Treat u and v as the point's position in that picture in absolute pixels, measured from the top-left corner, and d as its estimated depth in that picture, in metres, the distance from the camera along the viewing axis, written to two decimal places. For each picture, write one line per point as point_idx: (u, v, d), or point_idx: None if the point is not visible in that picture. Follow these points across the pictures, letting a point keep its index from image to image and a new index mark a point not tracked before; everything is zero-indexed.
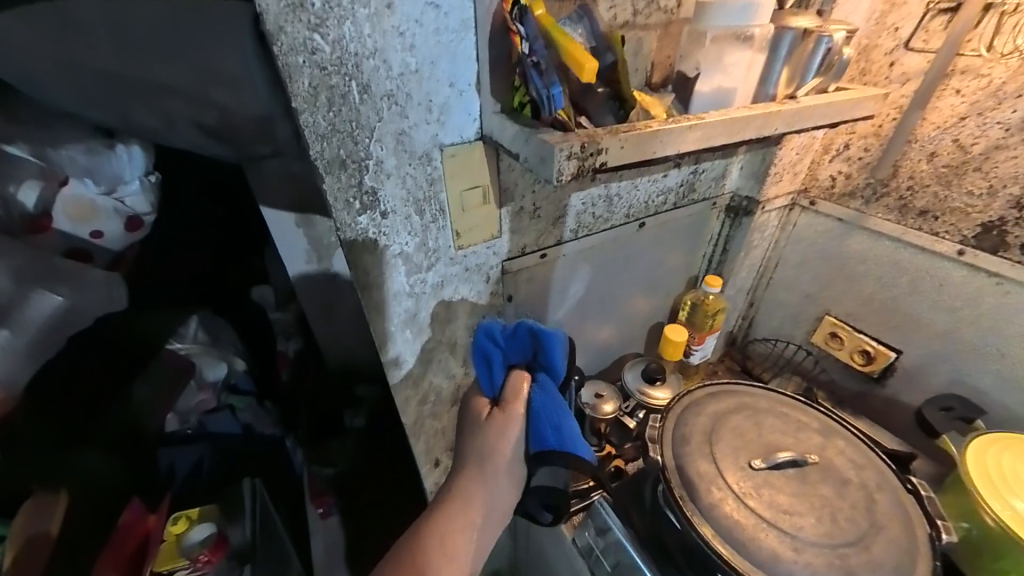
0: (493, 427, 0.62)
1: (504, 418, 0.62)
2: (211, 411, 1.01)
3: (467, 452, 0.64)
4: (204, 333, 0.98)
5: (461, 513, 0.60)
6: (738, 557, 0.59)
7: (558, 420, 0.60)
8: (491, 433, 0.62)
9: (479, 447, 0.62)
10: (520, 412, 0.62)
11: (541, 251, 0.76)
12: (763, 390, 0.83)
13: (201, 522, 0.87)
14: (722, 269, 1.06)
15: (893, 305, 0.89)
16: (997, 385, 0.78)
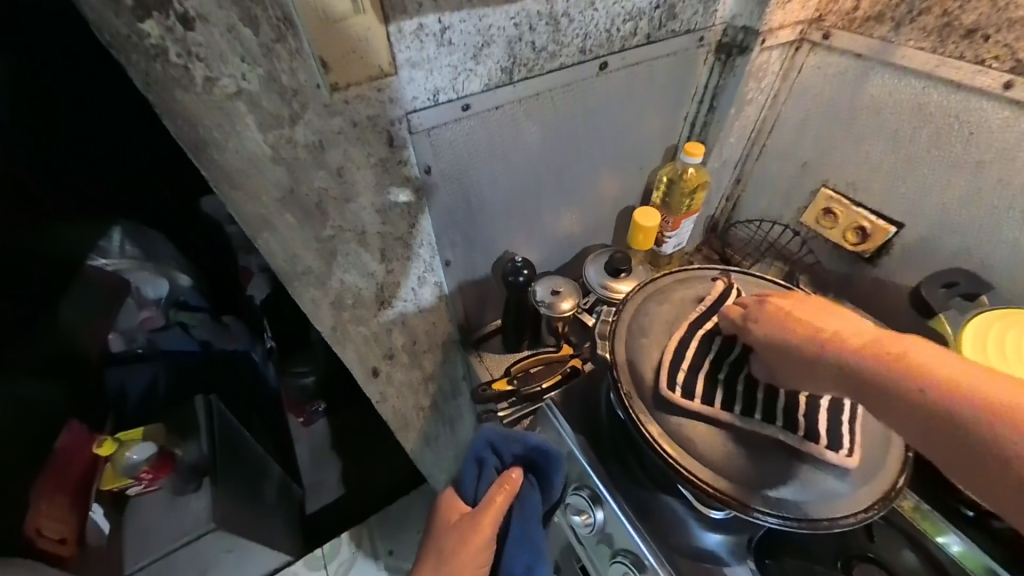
0: (459, 532, 0.57)
1: (468, 531, 0.57)
2: (160, 330, 0.92)
3: (432, 549, 0.60)
4: (133, 245, 0.82)
5: None
6: (687, 460, 0.52)
7: (532, 559, 0.58)
8: (453, 535, 0.57)
9: (438, 549, 0.58)
10: (488, 526, 0.56)
11: (462, 100, 0.57)
12: (744, 275, 0.70)
13: (142, 442, 0.92)
14: (707, 135, 0.86)
15: (907, 168, 0.72)
16: (1014, 258, 0.65)
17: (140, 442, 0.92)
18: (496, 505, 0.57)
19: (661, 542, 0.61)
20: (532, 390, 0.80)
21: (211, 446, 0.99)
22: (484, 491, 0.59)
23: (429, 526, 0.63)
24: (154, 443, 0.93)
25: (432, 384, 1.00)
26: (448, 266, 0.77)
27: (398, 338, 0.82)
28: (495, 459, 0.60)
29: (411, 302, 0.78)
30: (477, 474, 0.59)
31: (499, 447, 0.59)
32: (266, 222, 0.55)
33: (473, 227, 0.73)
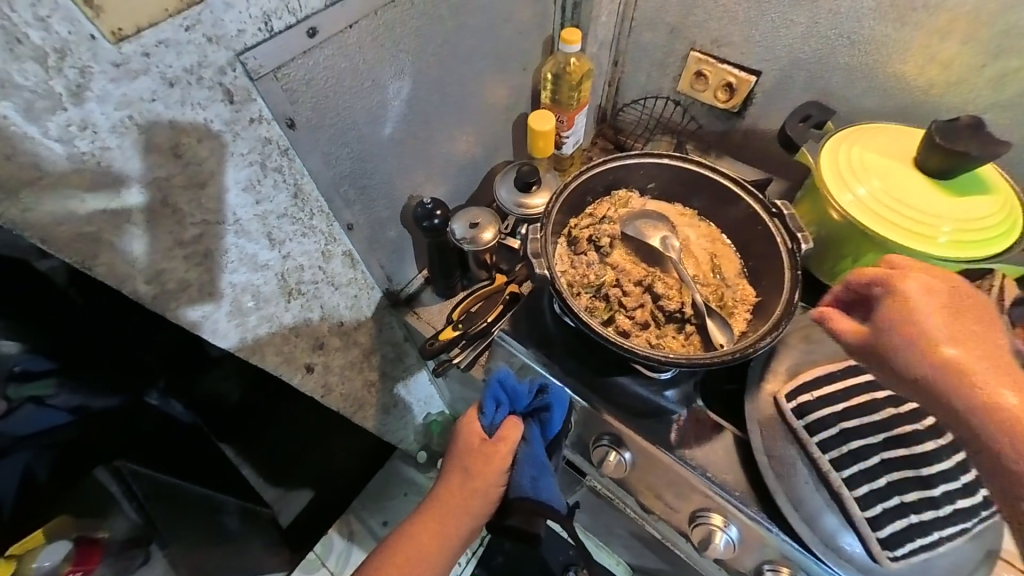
0: (484, 454, 0.62)
1: (487, 454, 0.62)
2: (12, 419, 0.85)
3: (456, 465, 0.64)
4: None
5: (444, 518, 0.64)
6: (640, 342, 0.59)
7: (537, 472, 0.61)
8: (477, 457, 0.62)
9: (457, 472, 0.64)
10: (506, 452, 0.62)
11: (306, 22, 0.45)
12: (639, 154, 0.74)
13: (52, 541, 0.68)
14: (579, 15, 0.84)
15: (757, 15, 0.77)
16: (847, 81, 0.76)
17: (50, 544, 0.68)
18: (511, 437, 0.62)
19: (628, 413, 0.65)
20: (481, 327, 0.79)
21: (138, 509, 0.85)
22: (501, 424, 0.62)
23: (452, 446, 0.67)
24: (70, 539, 0.71)
25: (375, 356, 0.94)
26: (352, 230, 0.68)
27: (322, 323, 0.73)
28: (509, 400, 0.62)
29: (323, 282, 0.68)
30: (494, 407, 0.61)
31: (510, 388, 0.62)
32: (101, 243, 0.41)
33: (366, 175, 0.64)
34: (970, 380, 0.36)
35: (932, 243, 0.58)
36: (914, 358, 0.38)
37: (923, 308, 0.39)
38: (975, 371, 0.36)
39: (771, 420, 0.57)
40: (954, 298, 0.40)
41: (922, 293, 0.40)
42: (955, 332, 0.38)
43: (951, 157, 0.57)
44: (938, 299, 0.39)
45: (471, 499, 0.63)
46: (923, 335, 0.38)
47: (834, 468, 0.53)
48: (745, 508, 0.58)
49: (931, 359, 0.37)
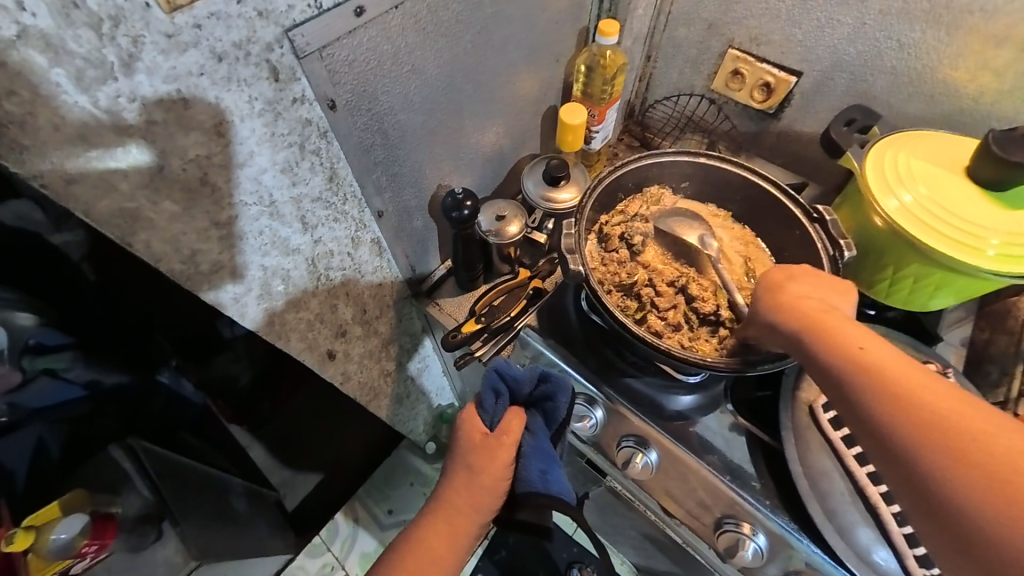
0: (487, 448, 0.61)
1: (491, 446, 0.62)
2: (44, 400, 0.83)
3: (456, 465, 0.63)
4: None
5: (449, 523, 0.60)
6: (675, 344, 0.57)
7: (546, 464, 0.62)
8: (480, 451, 0.61)
9: (462, 473, 0.62)
10: (509, 443, 0.62)
11: (354, 2, 0.44)
12: (673, 153, 0.72)
13: (66, 516, 0.69)
14: (617, 7, 0.81)
15: (801, 12, 0.75)
16: (891, 85, 0.73)
17: (65, 517, 0.69)
18: (514, 429, 0.62)
19: (655, 416, 0.65)
20: (502, 321, 0.77)
21: (150, 486, 0.85)
22: (501, 416, 0.63)
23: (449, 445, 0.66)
24: (85, 513, 0.72)
25: (393, 346, 0.93)
26: (381, 218, 0.67)
27: (345, 310, 0.73)
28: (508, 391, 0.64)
29: (349, 269, 0.68)
30: (496, 399, 0.62)
31: (507, 376, 0.63)
32: (139, 220, 0.40)
33: (398, 163, 0.63)
34: (823, 332, 0.45)
35: (979, 256, 0.56)
36: (788, 321, 0.48)
37: (796, 290, 0.50)
38: (826, 326, 0.46)
39: (807, 429, 0.57)
40: (827, 291, 0.51)
41: (802, 284, 0.52)
42: (820, 306, 0.48)
43: (1007, 167, 0.54)
44: (814, 289, 0.51)
45: (484, 496, 0.61)
46: (795, 304, 0.49)
47: (871, 482, 0.52)
48: (774, 516, 0.57)
49: (797, 321, 0.48)
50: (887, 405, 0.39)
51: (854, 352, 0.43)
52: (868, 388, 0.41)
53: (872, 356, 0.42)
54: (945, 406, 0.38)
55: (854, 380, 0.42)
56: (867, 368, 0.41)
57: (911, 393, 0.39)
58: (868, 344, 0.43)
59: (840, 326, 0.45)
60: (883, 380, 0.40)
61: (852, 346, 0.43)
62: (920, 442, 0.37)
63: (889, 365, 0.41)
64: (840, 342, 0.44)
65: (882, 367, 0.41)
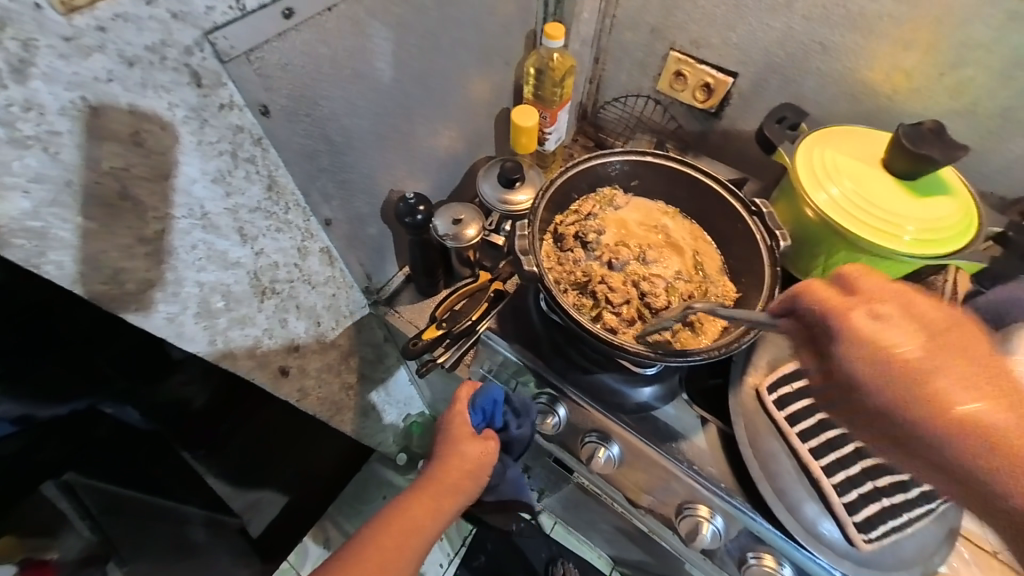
0: (469, 448, 0.71)
1: (473, 446, 0.71)
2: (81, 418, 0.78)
3: (445, 454, 0.71)
4: None
5: (434, 499, 0.69)
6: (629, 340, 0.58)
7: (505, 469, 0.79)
8: (466, 448, 0.71)
9: (452, 460, 0.70)
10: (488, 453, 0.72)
11: (282, 3, 0.42)
12: (622, 152, 0.74)
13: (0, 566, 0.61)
14: (562, 11, 0.82)
15: (736, 17, 0.78)
16: (818, 85, 0.78)
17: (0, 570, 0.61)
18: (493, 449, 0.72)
19: (616, 410, 0.65)
20: (465, 325, 0.78)
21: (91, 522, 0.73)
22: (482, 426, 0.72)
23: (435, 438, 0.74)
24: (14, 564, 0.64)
25: (353, 358, 0.91)
26: (330, 226, 0.64)
27: (298, 323, 0.70)
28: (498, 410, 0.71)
29: (298, 281, 0.65)
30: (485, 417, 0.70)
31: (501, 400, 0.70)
32: (47, 238, 0.36)
33: (345, 169, 0.61)
34: (925, 398, 0.34)
35: (897, 241, 0.60)
36: (869, 386, 0.35)
37: (859, 317, 0.36)
38: (931, 386, 0.34)
39: (754, 411, 0.59)
40: (924, 317, 0.36)
41: (881, 324, 0.35)
42: (912, 343, 0.35)
43: (918, 160, 0.59)
44: (882, 324, 0.35)
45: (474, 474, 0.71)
46: (876, 352, 0.35)
47: (814, 457, 0.55)
48: (730, 498, 0.59)
49: (886, 388, 0.35)
50: (979, 466, 0.33)
51: (969, 421, 0.33)
52: (992, 466, 0.33)
53: (993, 420, 0.33)
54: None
55: (962, 455, 0.33)
56: (986, 439, 0.33)
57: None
58: (991, 408, 0.33)
59: (940, 382, 0.34)
60: (1003, 453, 0.32)
61: (957, 406, 0.33)
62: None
63: (1008, 428, 0.33)
64: (953, 408, 0.33)
65: (992, 429, 0.33)
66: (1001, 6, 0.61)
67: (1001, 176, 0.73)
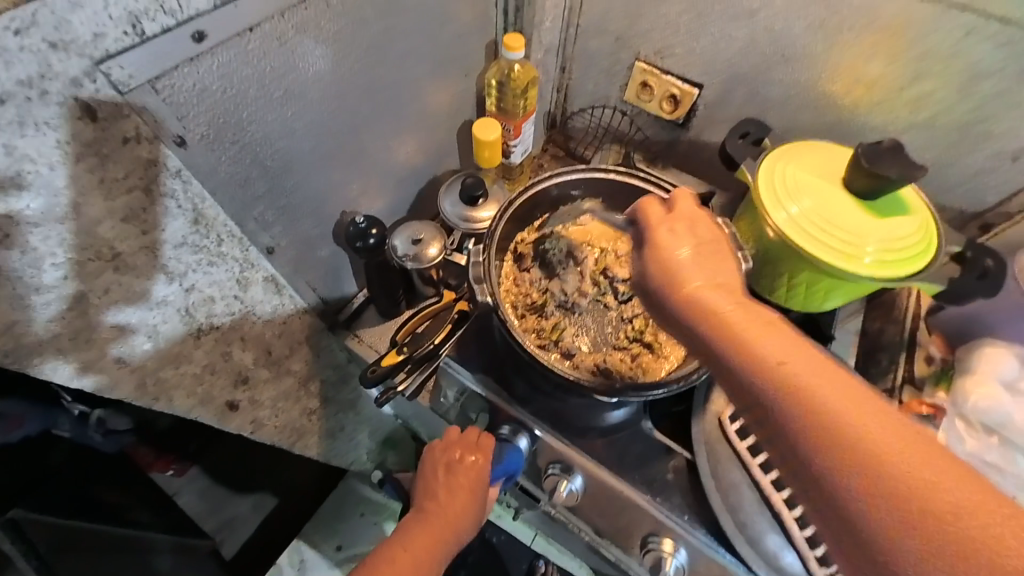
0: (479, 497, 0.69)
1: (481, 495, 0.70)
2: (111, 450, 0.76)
3: (457, 494, 0.68)
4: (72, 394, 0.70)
5: (442, 533, 0.66)
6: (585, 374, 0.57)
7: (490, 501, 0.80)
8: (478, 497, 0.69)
9: (463, 501, 0.68)
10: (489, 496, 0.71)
11: (189, 25, 0.38)
12: (584, 168, 0.71)
13: None
14: (523, 20, 0.79)
15: (698, 27, 0.76)
16: (783, 97, 0.77)
17: None
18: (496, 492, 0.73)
19: (579, 440, 0.63)
20: (428, 349, 0.72)
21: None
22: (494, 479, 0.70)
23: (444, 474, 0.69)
24: None
25: (314, 383, 0.87)
26: (272, 253, 0.61)
27: (246, 354, 0.66)
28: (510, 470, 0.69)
29: (240, 312, 0.61)
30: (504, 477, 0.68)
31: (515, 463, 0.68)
32: None
33: (286, 194, 0.57)
34: (761, 365, 0.34)
35: (858, 263, 0.60)
36: (709, 339, 0.37)
37: (688, 265, 0.41)
38: (768, 351, 0.34)
39: (717, 440, 0.57)
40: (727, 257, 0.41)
41: (673, 236, 0.43)
42: (744, 314, 0.37)
43: (877, 178, 0.57)
44: (692, 249, 0.42)
45: (470, 483, 0.67)
46: (706, 309, 0.38)
47: (775, 489, 0.53)
48: (691, 529, 0.58)
49: (726, 345, 0.36)
50: (770, 390, 0.33)
51: (798, 388, 0.32)
52: (828, 448, 0.31)
53: (825, 393, 0.32)
54: (909, 456, 0.29)
55: (795, 431, 0.32)
56: (821, 411, 0.31)
57: (832, 406, 0.31)
58: (820, 376, 0.33)
59: (766, 343, 0.35)
60: (831, 433, 0.31)
61: (734, 323, 0.36)
62: (813, 445, 0.31)
63: (837, 402, 0.31)
64: (782, 372, 0.33)
65: (781, 354, 0.34)
66: (956, 21, 0.59)
67: (962, 190, 0.72)
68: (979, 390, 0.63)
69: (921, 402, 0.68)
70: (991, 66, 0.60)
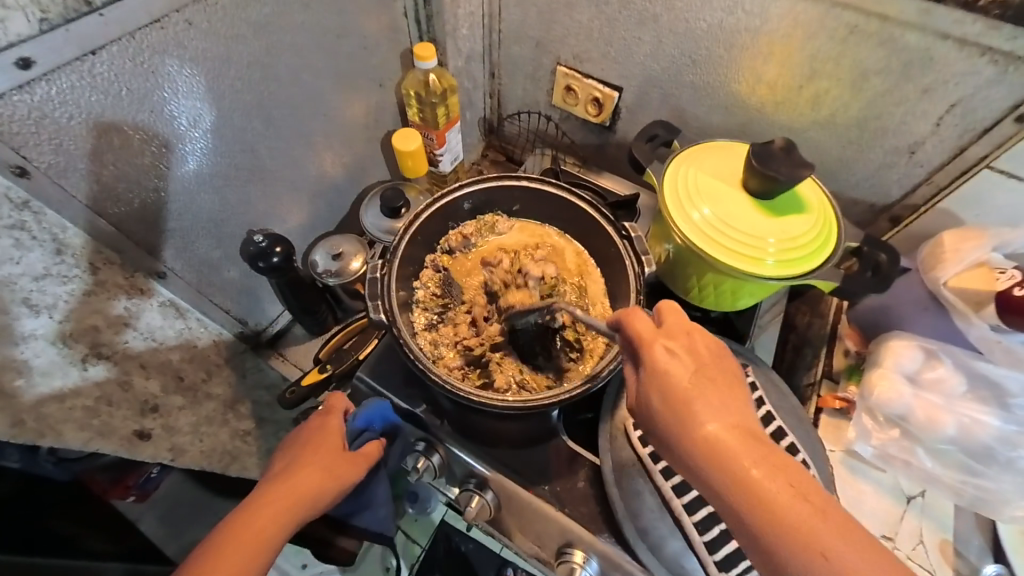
0: (346, 463, 0.64)
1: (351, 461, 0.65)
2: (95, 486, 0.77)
3: (312, 454, 0.63)
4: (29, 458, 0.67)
5: (292, 495, 0.59)
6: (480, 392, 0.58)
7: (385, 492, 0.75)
8: (345, 463, 0.64)
9: (317, 464, 0.62)
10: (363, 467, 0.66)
11: (10, 53, 0.36)
12: (495, 178, 0.71)
13: None
14: (433, 29, 0.76)
15: (609, 31, 0.76)
16: (696, 99, 0.77)
17: None
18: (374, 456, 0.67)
19: (490, 454, 0.63)
20: (348, 367, 0.75)
21: None
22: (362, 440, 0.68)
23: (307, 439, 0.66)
24: None
25: (244, 404, 0.81)
26: (166, 278, 0.59)
27: (151, 381, 0.63)
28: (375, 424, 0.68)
29: (135, 341, 0.59)
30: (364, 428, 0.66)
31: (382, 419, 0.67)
32: None
33: (172, 218, 0.57)
34: (737, 478, 0.37)
35: (757, 264, 0.60)
36: (676, 435, 0.41)
37: (670, 379, 0.42)
38: (743, 467, 0.38)
39: (623, 448, 0.58)
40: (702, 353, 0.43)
41: (655, 343, 0.44)
42: (723, 415, 0.40)
43: (767, 180, 0.59)
44: (669, 352, 0.43)
45: (335, 465, 0.63)
46: (689, 427, 0.40)
47: (676, 495, 0.54)
48: (599, 537, 0.59)
49: (709, 466, 0.38)
50: (743, 509, 0.37)
51: (773, 511, 0.36)
52: (791, 557, 0.35)
53: (789, 503, 0.36)
54: (852, 560, 0.34)
55: (765, 540, 0.36)
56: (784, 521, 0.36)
57: (808, 533, 0.35)
58: (783, 486, 0.37)
59: (742, 453, 0.38)
60: (792, 542, 0.35)
61: (716, 438, 0.39)
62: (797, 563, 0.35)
63: (792, 511, 0.36)
64: (753, 486, 0.37)
65: (756, 482, 0.37)
66: (839, 19, 0.60)
67: (868, 185, 0.73)
68: (882, 384, 0.65)
69: (835, 397, 0.71)
70: (876, 64, 0.61)
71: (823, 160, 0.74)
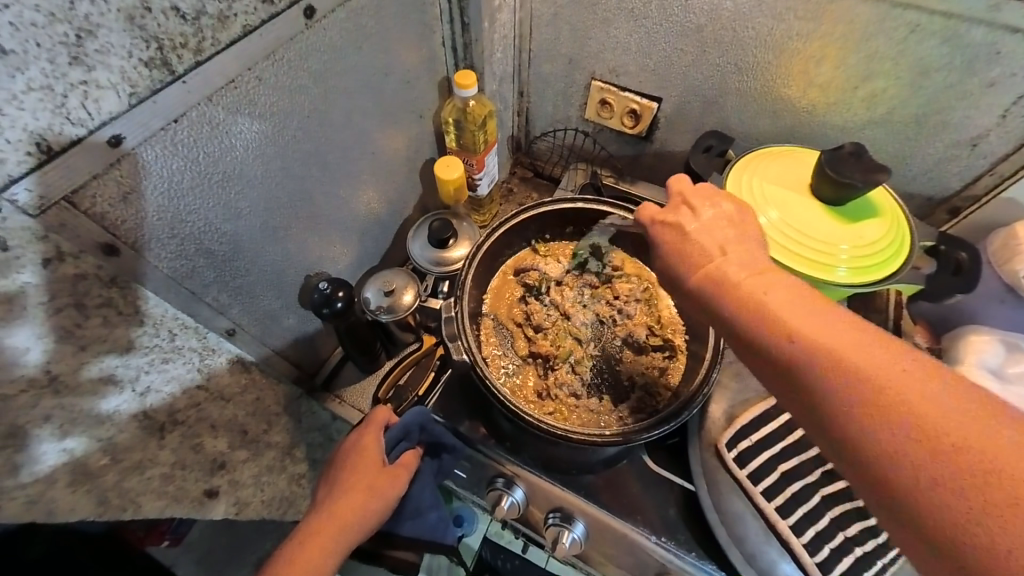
0: (386, 479, 0.63)
1: (388, 476, 0.63)
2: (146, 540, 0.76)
3: (347, 474, 0.62)
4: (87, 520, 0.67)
5: (337, 520, 0.59)
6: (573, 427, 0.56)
7: (438, 512, 0.69)
8: (387, 479, 0.63)
9: (357, 486, 0.61)
10: (402, 480, 0.64)
11: (102, 133, 0.36)
12: (550, 199, 0.69)
13: None
14: (471, 56, 0.75)
15: (649, 44, 0.75)
16: (741, 105, 0.76)
17: None
18: (411, 464, 0.65)
19: (575, 486, 0.61)
20: (411, 402, 0.71)
21: None
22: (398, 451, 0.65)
23: (342, 458, 0.64)
24: None
25: (300, 448, 0.78)
26: (234, 334, 0.58)
27: (220, 440, 0.61)
28: (411, 434, 0.65)
29: (205, 402, 0.57)
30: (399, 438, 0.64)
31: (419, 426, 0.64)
32: None
33: (237, 275, 0.56)
34: (774, 325, 0.36)
35: (831, 274, 0.59)
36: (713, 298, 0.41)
37: (702, 241, 0.44)
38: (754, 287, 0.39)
39: (716, 472, 0.57)
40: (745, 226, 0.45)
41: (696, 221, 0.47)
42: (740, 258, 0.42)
43: (842, 186, 0.57)
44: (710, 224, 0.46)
45: (369, 479, 0.62)
46: (713, 278, 0.42)
47: (780, 516, 0.53)
48: (700, 565, 0.57)
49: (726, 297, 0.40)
50: (778, 348, 0.36)
51: (809, 342, 0.35)
52: (817, 389, 0.34)
53: (833, 334, 0.34)
54: (909, 385, 0.31)
55: (815, 374, 0.34)
56: (823, 351, 0.34)
57: (852, 356, 0.33)
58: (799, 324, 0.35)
59: (774, 301, 0.38)
60: (839, 366, 0.33)
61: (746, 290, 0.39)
62: (845, 392, 0.33)
63: (808, 325, 0.35)
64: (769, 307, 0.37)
65: (778, 315, 0.37)
66: (899, 20, 0.59)
67: (925, 179, 0.72)
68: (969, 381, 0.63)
69: None
70: (939, 60, 0.60)
71: (879, 156, 0.73)
